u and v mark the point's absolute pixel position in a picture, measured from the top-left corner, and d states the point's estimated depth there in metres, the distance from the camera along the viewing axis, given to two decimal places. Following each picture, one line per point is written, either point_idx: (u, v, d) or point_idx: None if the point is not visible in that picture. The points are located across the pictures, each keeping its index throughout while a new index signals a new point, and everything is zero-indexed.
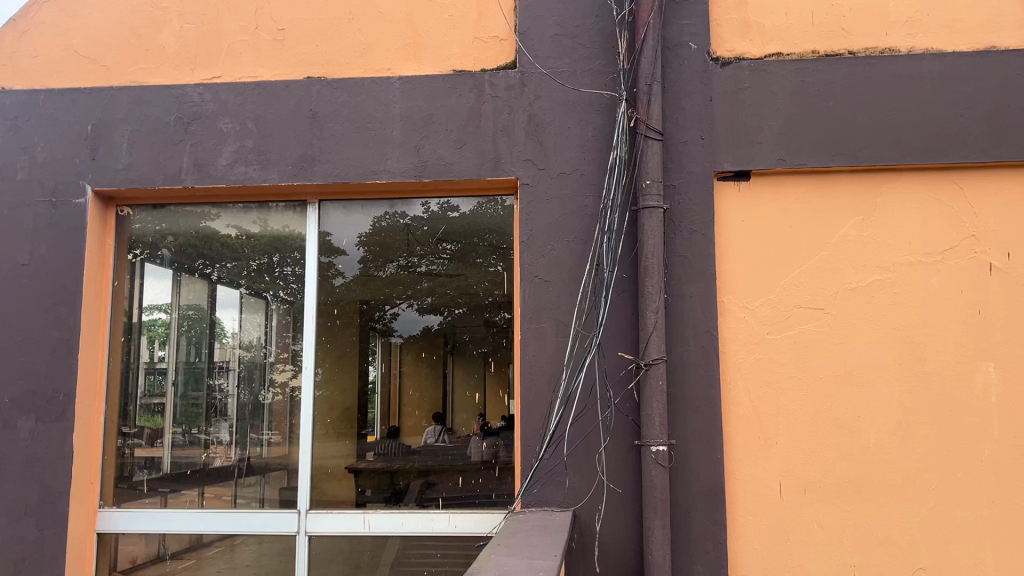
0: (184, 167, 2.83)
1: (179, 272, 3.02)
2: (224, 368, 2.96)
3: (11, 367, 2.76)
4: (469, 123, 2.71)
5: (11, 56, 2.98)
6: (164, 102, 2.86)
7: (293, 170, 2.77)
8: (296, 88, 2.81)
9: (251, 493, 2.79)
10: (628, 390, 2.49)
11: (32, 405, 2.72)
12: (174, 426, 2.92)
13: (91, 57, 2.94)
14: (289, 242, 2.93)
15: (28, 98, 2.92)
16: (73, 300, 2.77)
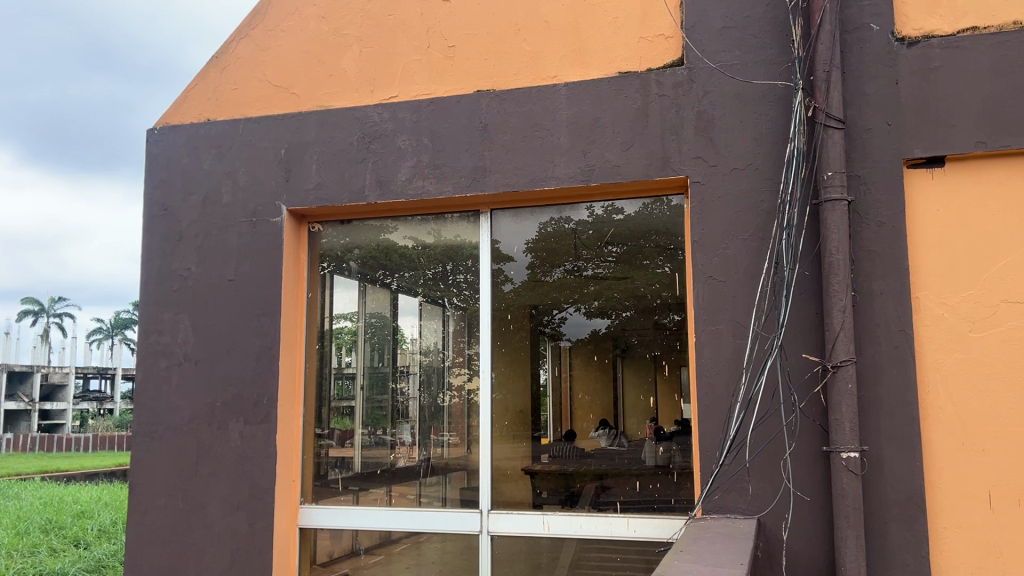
0: (367, 184, 2.99)
1: (364, 283, 3.19)
2: (405, 372, 3.09)
3: (222, 374, 3.02)
4: (637, 123, 2.69)
5: (215, 90, 3.28)
6: (347, 123, 3.05)
7: (467, 181, 2.86)
8: (467, 102, 2.90)
9: (434, 492, 2.91)
10: (815, 394, 2.37)
11: (242, 408, 2.97)
12: (363, 427, 3.09)
13: (282, 86, 3.18)
14: (461, 251, 3.04)
15: (230, 127, 3.20)
16: (274, 311, 3.00)
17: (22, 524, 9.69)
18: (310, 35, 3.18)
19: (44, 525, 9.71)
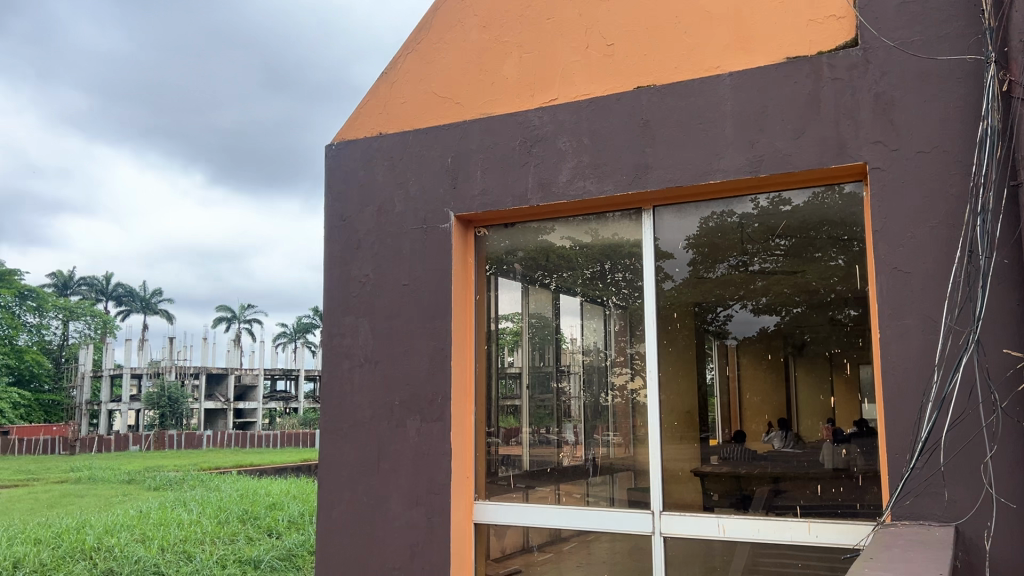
0: (529, 188, 3.04)
1: (527, 284, 3.23)
2: (567, 373, 3.12)
3: (398, 376, 3.17)
4: (809, 110, 2.57)
5: (384, 105, 3.45)
6: (509, 129, 3.11)
7: (629, 179, 2.84)
8: (628, 99, 2.88)
9: (601, 492, 2.91)
10: (1019, 394, 2.17)
11: (417, 407, 3.10)
12: (529, 426, 3.14)
13: (446, 96, 3.30)
14: (620, 249, 3.02)
15: (399, 139, 3.35)
16: (444, 315, 3.10)
17: (224, 514, 10.59)
18: (471, 45, 3.28)
19: (241, 515, 10.57)
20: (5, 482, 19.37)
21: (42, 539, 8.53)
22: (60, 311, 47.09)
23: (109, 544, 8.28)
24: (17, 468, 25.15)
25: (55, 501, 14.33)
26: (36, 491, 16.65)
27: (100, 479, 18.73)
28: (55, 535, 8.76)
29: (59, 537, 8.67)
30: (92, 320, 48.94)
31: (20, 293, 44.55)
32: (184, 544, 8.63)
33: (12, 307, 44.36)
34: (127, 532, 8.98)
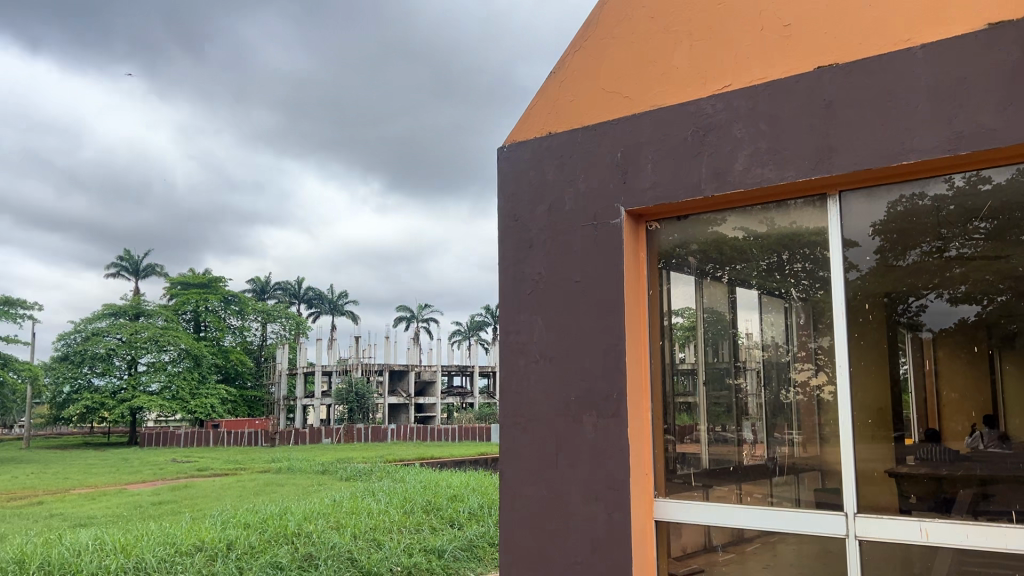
0: (703, 177, 2.96)
1: (702, 276, 3.15)
2: (744, 369, 3.02)
3: (573, 373, 3.18)
4: (1015, 78, 2.35)
5: (553, 104, 3.50)
6: (681, 120, 3.05)
7: (812, 164, 2.71)
8: (808, 80, 2.74)
9: (785, 492, 2.79)
10: None
11: (594, 403, 3.10)
12: (707, 423, 3.06)
13: (615, 91, 3.29)
14: (799, 239, 2.90)
15: (569, 137, 3.37)
16: (617, 309, 3.07)
17: (409, 504, 11.09)
18: (640, 38, 3.26)
19: (425, 505, 11.03)
20: (218, 471, 21.29)
21: (250, 523, 9.29)
22: (258, 313, 50.71)
23: (308, 530, 8.89)
24: (227, 458, 27.57)
25: (260, 489, 15.57)
26: (244, 479, 18.17)
27: (298, 469, 20.15)
28: (261, 520, 9.50)
29: (264, 522, 9.40)
30: (287, 322, 52.22)
31: (224, 298, 48.69)
32: (375, 532, 9.12)
33: (218, 311, 48.59)
34: (323, 520, 9.60)
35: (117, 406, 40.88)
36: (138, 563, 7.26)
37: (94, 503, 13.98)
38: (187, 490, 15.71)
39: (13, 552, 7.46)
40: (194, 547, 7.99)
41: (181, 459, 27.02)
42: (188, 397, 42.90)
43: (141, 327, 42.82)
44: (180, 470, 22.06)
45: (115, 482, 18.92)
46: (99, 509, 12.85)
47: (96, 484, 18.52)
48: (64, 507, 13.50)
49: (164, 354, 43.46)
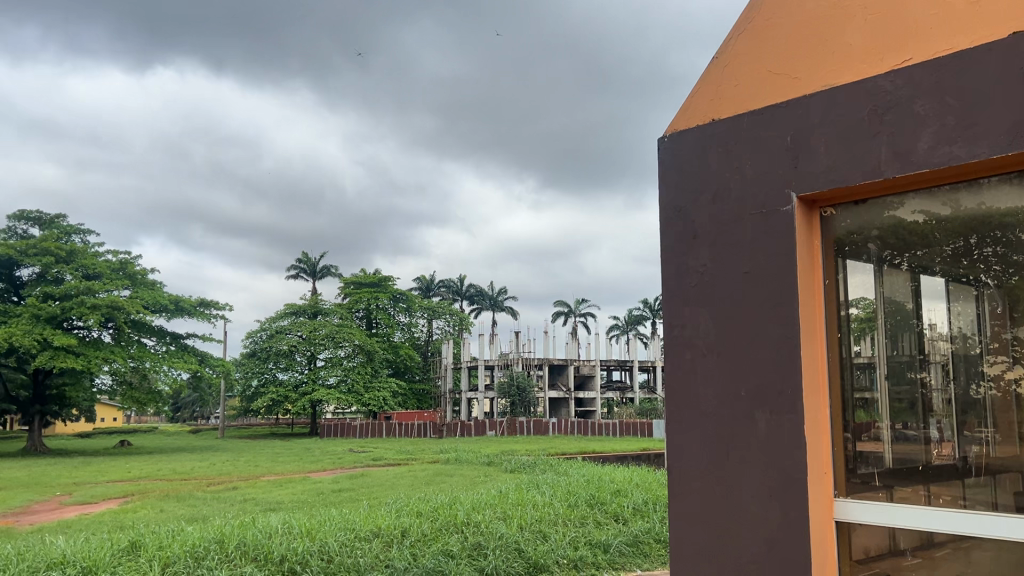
0: (883, 159, 2.78)
1: (881, 265, 2.96)
2: (930, 365, 2.80)
3: (745, 368, 3.08)
4: None
5: (717, 90, 3.41)
6: (857, 98, 2.88)
7: (1007, 140, 2.48)
8: (1001, 49, 2.52)
9: (982, 496, 2.60)
10: None
11: (767, 399, 2.99)
12: (889, 420, 2.89)
13: (783, 72, 3.17)
14: (991, 223, 2.67)
15: (734, 124, 3.28)
16: (791, 300, 2.95)
17: (573, 497, 11.16)
18: (812, 16, 3.13)
19: (589, 499, 11.07)
20: (391, 461, 22.31)
21: (422, 511, 9.67)
22: (424, 310, 52.19)
23: (476, 519, 9.13)
24: (400, 448, 28.82)
25: (431, 479, 16.18)
26: (416, 469, 18.94)
27: (466, 461, 20.76)
28: (432, 509, 9.86)
29: (436, 511, 9.75)
30: (451, 318, 53.60)
31: (393, 296, 50.85)
32: (541, 524, 9.26)
33: (387, 308, 50.84)
34: (491, 510, 9.84)
35: (299, 398, 43.82)
36: (322, 546, 7.74)
37: (282, 489, 15.03)
38: (364, 478, 16.63)
39: (214, 532, 8.14)
40: (371, 533, 8.41)
41: (358, 449, 28.53)
42: (363, 390, 44.71)
43: (319, 325, 45.60)
44: (357, 459, 23.30)
45: (300, 469, 20.26)
46: (287, 494, 13.80)
47: (282, 471, 19.94)
48: (256, 491, 14.60)
49: (339, 350, 45.98)
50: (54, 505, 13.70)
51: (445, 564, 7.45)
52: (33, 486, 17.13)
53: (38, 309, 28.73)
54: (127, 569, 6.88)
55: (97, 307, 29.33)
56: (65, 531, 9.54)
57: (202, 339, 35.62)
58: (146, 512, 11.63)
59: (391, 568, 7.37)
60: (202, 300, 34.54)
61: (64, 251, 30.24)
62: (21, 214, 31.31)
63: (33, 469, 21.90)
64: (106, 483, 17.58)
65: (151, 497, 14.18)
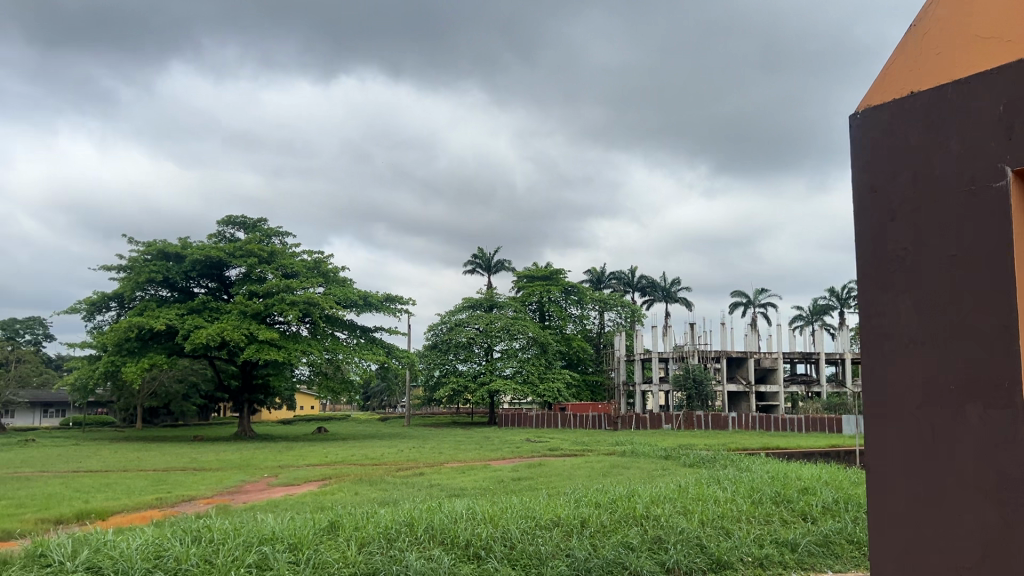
0: None
1: None
2: None
3: (952, 359, 2.84)
4: None
5: (916, 60, 3.19)
6: None
7: None
8: None
9: None
10: None
11: (980, 392, 2.75)
12: None
13: (995, 36, 2.90)
14: None
15: (936, 94, 3.03)
16: (1007, 285, 2.69)
17: (756, 494, 10.78)
18: None
19: (773, 497, 10.64)
20: (568, 452, 22.48)
21: (601, 503, 9.69)
22: (597, 303, 51.91)
23: (656, 513, 9.04)
24: (576, 440, 28.97)
25: (608, 471, 16.17)
26: (593, 461, 18.99)
27: (643, 454, 20.55)
28: (611, 501, 9.87)
29: (614, 502, 9.75)
30: (624, 310, 53.10)
31: (565, 289, 51.10)
32: (724, 520, 9.02)
33: (560, 301, 51.23)
34: (670, 504, 9.71)
35: (477, 389, 45.30)
36: (504, 533, 7.94)
37: (464, 476, 15.57)
38: (543, 468, 16.91)
39: (404, 515, 8.56)
40: (552, 522, 8.53)
41: (535, 440, 28.96)
42: (537, 381, 45.36)
43: (495, 318, 46.80)
44: (534, 449, 23.68)
45: (481, 458, 20.87)
46: (469, 481, 14.29)
47: (464, 459, 20.67)
48: (440, 478, 15.24)
49: (515, 342, 46.88)
50: (263, 485, 14.95)
51: (625, 557, 7.45)
52: (245, 468, 18.75)
53: (245, 306, 31.40)
54: (328, 546, 7.40)
55: (296, 303, 31.61)
56: (273, 510, 10.40)
57: (387, 332, 37.52)
58: (342, 494, 12.44)
59: (572, 557, 7.45)
60: (387, 295, 36.41)
61: (265, 252, 32.80)
62: (228, 219, 34.30)
63: (243, 452, 23.98)
64: (306, 466, 18.94)
65: (346, 480, 15.12)
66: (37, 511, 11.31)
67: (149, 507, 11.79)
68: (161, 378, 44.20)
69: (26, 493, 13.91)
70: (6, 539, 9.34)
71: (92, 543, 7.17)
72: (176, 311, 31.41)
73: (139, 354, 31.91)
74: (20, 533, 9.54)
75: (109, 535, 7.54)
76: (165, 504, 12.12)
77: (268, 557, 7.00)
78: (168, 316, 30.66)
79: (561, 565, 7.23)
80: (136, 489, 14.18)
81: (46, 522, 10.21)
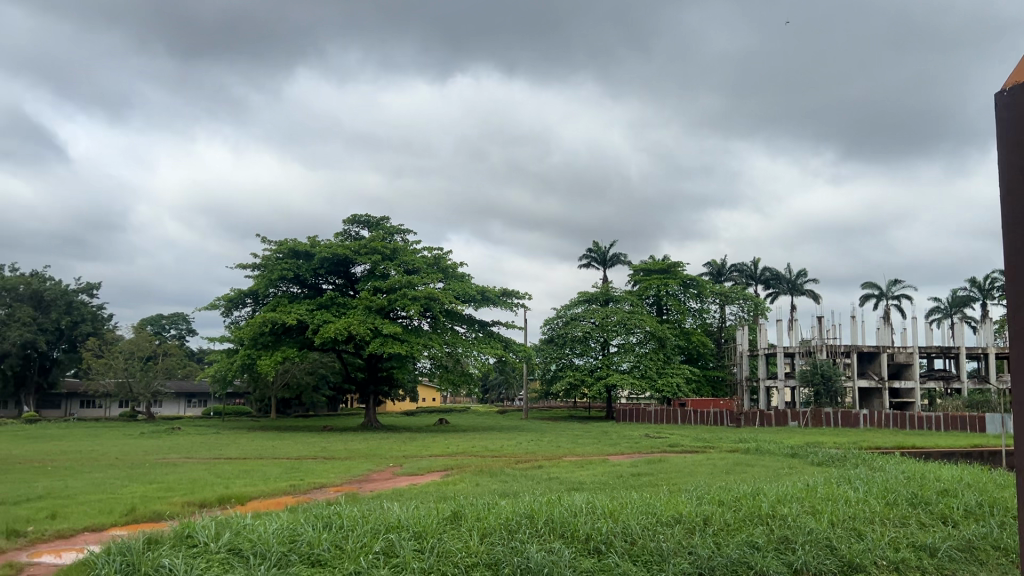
0: None
1: None
2: None
3: None
4: None
5: None
6: None
7: None
8: None
9: None
10: None
11: None
12: None
13: None
14: None
15: None
16: None
17: (891, 495, 10.27)
18: None
19: (910, 498, 10.10)
20: (689, 448, 22.05)
21: (724, 501, 9.48)
22: (717, 296, 50.65)
23: (783, 512, 8.77)
24: (697, 435, 28.35)
25: (730, 469, 15.75)
26: (714, 458, 18.56)
27: (768, 452, 19.88)
28: (735, 499, 9.64)
29: (737, 501, 9.52)
30: (746, 303, 51.53)
31: (684, 282, 50.10)
32: (855, 522, 8.64)
33: (679, 294, 50.29)
34: (798, 504, 9.37)
35: (595, 383, 45.18)
36: (625, 528, 7.89)
37: (583, 470, 15.54)
38: (664, 464, 16.70)
39: (524, 507, 8.61)
40: (673, 518, 8.40)
41: (654, 435, 28.53)
42: (656, 376, 44.74)
43: (612, 312, 46.52)
44: (654, 444, 23.35)
45: (600, 452, 20.76)
46: (589, 475, 14.28)
47: (583, 453, 20.67)
48: (560, 471, 15.30)
49: (633, 336, 46.41)
50: (389, 475, 15.44)
51: (750, 557, 7.31)
52: (371, 457, 19.40)
53: (369, 301, 32.45)
54: (451, 536, 7.56)
55: (417, 299, 32.37)
56: (398, 498, 10.73)
57: (505, 326, 37.93)
58: (464, 485, 12.70)
59: (694, 555, 7.35)
60: (504, 290, 36.81)
61: (388, 249, 33.75)
62: (353, 218, 35.50)
63: (369, 443, 24.79)
64: (428, 457, 19.39)
65: (468, 472, 15.38)
66: (183, 494, 12.10)
67: (283, 493, 12.40)
68: (292, 370, 46.32)
69: (174, 477, 14.90)
70: (157, 520, 10.05)
71: (233, 526, 7.59)
72: (305, 306, 32.83)
73: (272, 348, 33.55)
74: (169, 514, 10.23)
75: (248, 519, 7.97)
76: (298, 491, 12.71)
77: (394, 545, 7.24)
78: (298, 311, 32.09)
79: (683, 563, 7.16)
80: (271, 476, 14.91)
81: (192, 505, 10.92)
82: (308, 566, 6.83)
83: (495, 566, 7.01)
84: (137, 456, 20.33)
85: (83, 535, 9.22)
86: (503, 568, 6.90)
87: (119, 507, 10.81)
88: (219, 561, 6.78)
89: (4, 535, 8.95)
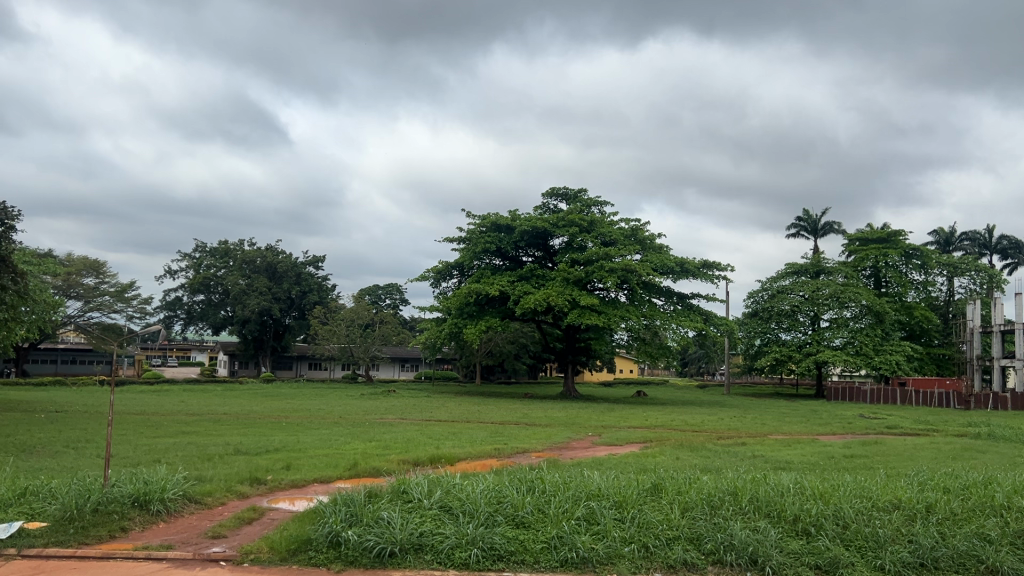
0: None
1: None
2: None
3: None
4: None
5: None
6: None
7: None
8: None
9: None
10: None
11: None
12: None
13: None
14: None
15: None
16: None
17: None
18: None
19: None
20: (908, 430, 20.57)
21: (952, 489, 8.75)
22: (944, 268, 46.54)
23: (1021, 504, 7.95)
24: (918, 417, 26.26)
25: (958, 454, 14.50)
26: (939, 442, 17.20)
27: (1003, 438, 18.07)
28: (963, 487, 8.88)
29: (968, 490, 8.73)
30: (978, 276, 46.94)
31: (905, 252, 46.23)
32: None
33: (898, 266, 46.54)
34: None
35: (803, 359, 43.15)
36: (837, 510, 7.52)
37: (792, 449, 14.94)
38: (882, 446, 15.68)
39: (729, 484, 8.40)
40: (891, 504, 7.89)
41: (869, 415, 26.64)
42: (873, 353, 41.87)
43: (823, 285, 44.00)
44: (869, 426, 22.00)
45: (809, 432, 19.85)
46: (798, 455, 13.70)
47: (791, 431, 19.88)
48: (768, 449, 14.82)
49: (846, 310, 43.70)
50: (590, 444, 15.68)
51: (981, 549, 6.82)
52: (574, 426, 19.73)
53: (568, 274, 32.91)
54: (652, 508, 7.60)
55: (614, 271, 32.25)
56: (599, 467, 10.94)
57: (706, 298, 37.11)
58: (665, 458, 12.64)
59: (915, 544, 6.92)
60: (704, 262, 35.92)
61: (586, 221, 33.81)
62: (552, 190, 36.02)
63: (570, 412, 25.27)
64: (628, 428, 19.46)
65: (668, 444, 15.28)
66: (401, 453, 12.94)
67: (489, 455, 12.94)
68: (495, 339, 48.17)
69: (390, 436, 16.06)
70: (376, 475, 10.84)
71: (443, 485, 8.03)
72: (507, 278, 33.86)
73: (476, 317, 34.94)
74: (387, 471, 11.00)
75: (458, 478, 8.36)
76: (503, 454, 13.21)
77: (595, 513, 7.36)
78: (501, 283, 33.12)
79: (902, 550, 6.78)
80: (478, 439, 15.63)
81: (408, 463, 11.65)
82: (513, 528, 7.13)
83: (698, 541, 6.94)
84: (358, 415, 22.02)
85: (313, 486, 10.14)
86: (707, 544, 6.83)
87: (345, 462, 11.74)
88: (432, 517, 7.22)
89: (247, 482, 10.05)
